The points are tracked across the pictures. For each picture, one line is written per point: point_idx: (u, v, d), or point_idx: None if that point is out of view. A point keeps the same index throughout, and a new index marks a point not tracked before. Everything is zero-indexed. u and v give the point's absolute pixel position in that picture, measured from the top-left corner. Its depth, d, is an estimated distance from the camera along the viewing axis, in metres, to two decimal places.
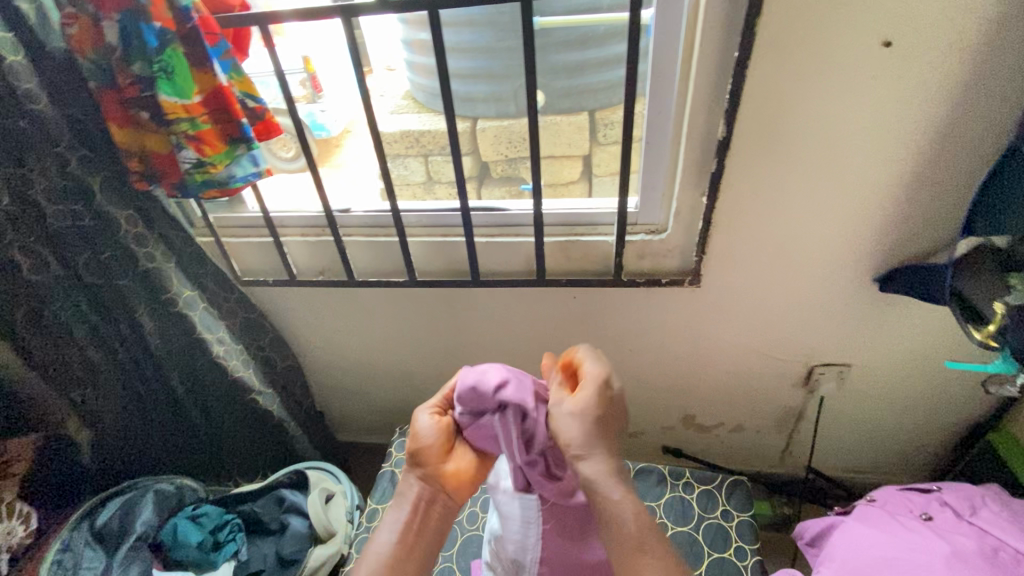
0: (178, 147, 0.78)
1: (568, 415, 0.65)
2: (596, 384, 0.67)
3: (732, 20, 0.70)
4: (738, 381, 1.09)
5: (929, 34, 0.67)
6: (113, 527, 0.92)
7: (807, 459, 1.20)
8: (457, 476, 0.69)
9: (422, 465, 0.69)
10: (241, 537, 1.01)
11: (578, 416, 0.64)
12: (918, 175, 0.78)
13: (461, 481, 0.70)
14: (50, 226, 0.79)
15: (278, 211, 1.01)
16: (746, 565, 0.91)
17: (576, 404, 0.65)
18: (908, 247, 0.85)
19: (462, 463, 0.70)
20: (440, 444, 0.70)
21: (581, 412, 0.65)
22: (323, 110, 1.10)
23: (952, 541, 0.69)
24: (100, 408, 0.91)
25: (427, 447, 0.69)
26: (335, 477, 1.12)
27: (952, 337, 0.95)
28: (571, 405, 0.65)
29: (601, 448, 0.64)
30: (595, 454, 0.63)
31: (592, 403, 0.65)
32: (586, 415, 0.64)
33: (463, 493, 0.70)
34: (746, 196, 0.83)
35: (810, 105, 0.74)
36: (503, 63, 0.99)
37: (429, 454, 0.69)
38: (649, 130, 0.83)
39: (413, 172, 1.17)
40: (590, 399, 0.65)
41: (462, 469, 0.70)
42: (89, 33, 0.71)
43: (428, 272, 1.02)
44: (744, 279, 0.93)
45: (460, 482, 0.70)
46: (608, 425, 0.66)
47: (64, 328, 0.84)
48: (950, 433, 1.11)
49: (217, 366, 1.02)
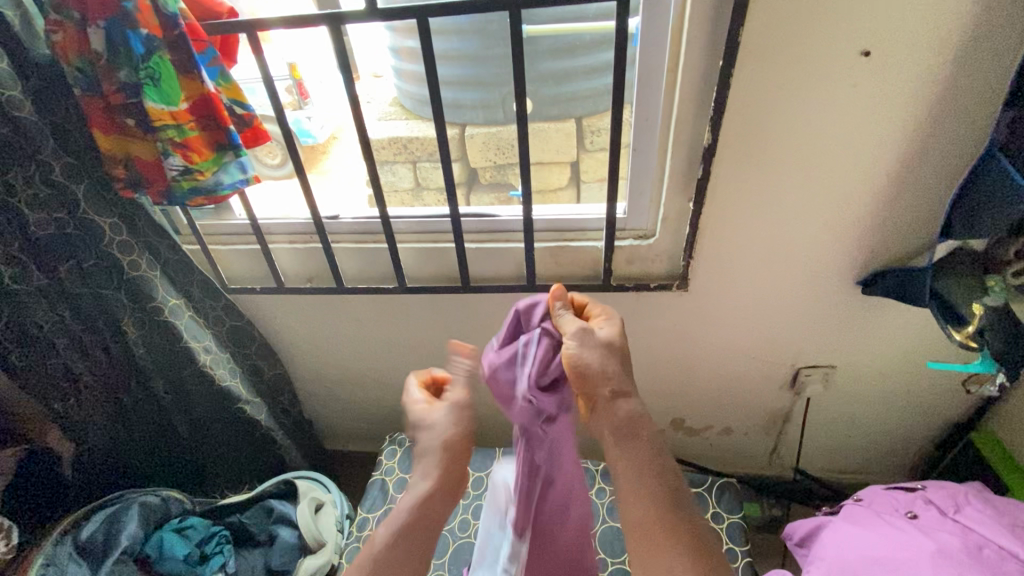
0: (164, 154, 0.76)
1: (598, 343, 0.60)
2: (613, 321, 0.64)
3: (716, 29, 0.72)
4: (726, 383, 1.10)
5: (906, 42, 0.68)
6: (97, 542, 0.89)
7: (794, 460, 1.22)
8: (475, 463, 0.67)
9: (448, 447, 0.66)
10: (228, 550, 0.99)
11: (605, 345, 0.61)
12: (898, 180, 0.80)
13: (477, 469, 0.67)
14: (33, 235, 0.78)
15: (266, 218, 1.00)
16: (737, 566, 0.92)
17: (600, 334, 0.62)
18: (890, 250, 0.87)
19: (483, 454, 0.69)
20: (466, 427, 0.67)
21: (609, 342, 0.61)
22: (309, 117, 1.09)
23: (937, 538, 0.71)
24: (84, 420, 0.90)
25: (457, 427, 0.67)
26: (325, 486, 1.09)
27: (933, 338, 0.97)
28: (600, 334, 0.61)
29: (631, 384, 0.61)
30: (631, 390, 0.60)
31: (614, 333, 0.62)
32: (615, 350, 0.61)
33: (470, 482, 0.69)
34: (733, 200, 0.84)
35: (793, 112, 0.75)
36: (492, 71, 1.00)
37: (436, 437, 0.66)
38: (637, 137, 0.84)
39: (402, 179, 1.18)
40: (613, 330, 0.63)
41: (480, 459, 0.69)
42: (75, 40, 0.70)
43: (417, 278, 1.02)
44: (731, 283, 0.94)
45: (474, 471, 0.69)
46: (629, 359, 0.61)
47: (48, 339, 0.83)
48: (933, 432, 1.13)
49: (203, 376, 0.99)
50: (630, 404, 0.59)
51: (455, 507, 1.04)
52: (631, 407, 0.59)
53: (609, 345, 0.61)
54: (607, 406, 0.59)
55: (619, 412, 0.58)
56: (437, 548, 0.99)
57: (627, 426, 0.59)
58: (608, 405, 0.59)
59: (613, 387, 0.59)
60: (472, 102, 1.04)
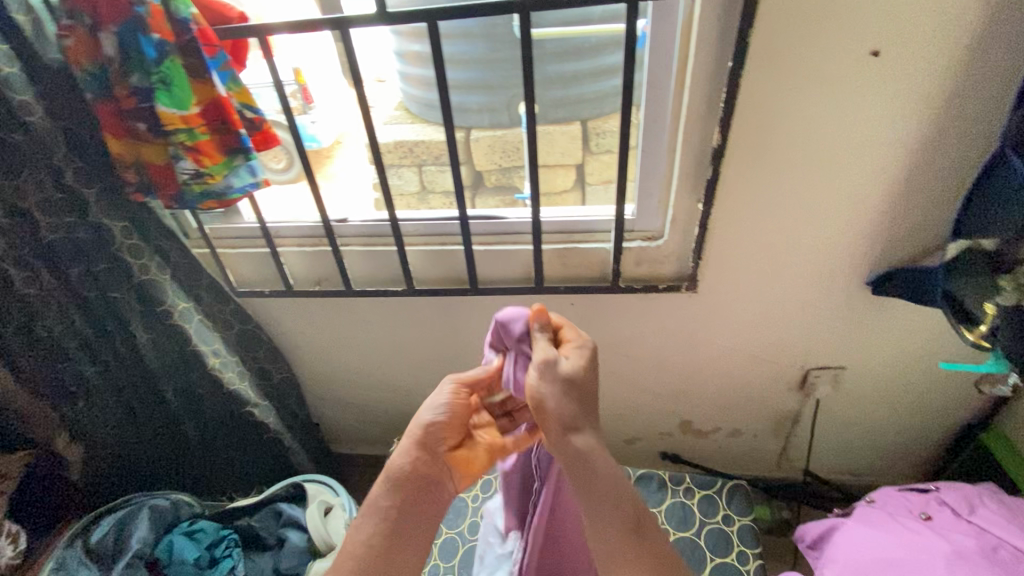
0: (176, 158, 0.77)
1: (559, 376, 0.61)
2: (586, 350, 0.65)
3: (724, 29, 0.72)
4: (734, 385, 1.09)
5: (915, 41, 0.69)
6: (108, 544, 0.90)
7: (804, 462, 1.21)
8: (468, 463, 0.68)
9: (430, 446, 0.67)
10: (238, 553, 0.98)
11: (565, 380, 0.61)
12: (908, 180, 0.80)
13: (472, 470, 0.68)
14: (44, 239, 0.79)
15: (275, 221, 1.00)
16: (749, 568, 0.92)
17: (565, 365, 0.63)
18: (900, 250, 0.87)
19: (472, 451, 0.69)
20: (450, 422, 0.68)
21: (571, 375, 0.62)
22: (314, 121, 1.09)
23: (952, 540, 0.70)
24: (92, 423, 0.90)
25: (437, 425, 0.67)
26: (334, 491, 1.07)
27: (944, 338, 0.96)
28: (563, 365, 0.62)
29: (589, 420, 0.61)
30: (586, 427, 0.60)
31: (579, 364, 0.63)
32: (577, 384, 0.62)
33: (461, 482, 0.69)
34: (742, 201, 0.84)
35: (801, 113, 0.75)
36: (499, 74, 1.00)
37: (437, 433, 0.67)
38: (646, 138, 0.84)
39: (407, 183, 1.16)
40: (579, 362, 0.63)
41: (471, 456, 0.69)
42: (86, 45, 0.71)
43: (425, 280, 1.02)
44: (740, 285, 0.94)
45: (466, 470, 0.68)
46: (589, 394, 0.62)
47: (58, 342, 0.84)
48: (944, 433, 1.12)
49: (216, 381, 1.00)
50: (582, 440, 0.59)
51: (464, 510, 1.04)
52: (584, 442, 0.59)
53: (569, 380, 0.61)
54: (560, 440, 0.60)
55: (571, 448, 0.59)
56: (447, 551, 0.98)
57: (578, 463, 0.59)
58: (561, 440, 0.60)
59: (563, 423, 0.60)
60: (477, 105, 1.05)
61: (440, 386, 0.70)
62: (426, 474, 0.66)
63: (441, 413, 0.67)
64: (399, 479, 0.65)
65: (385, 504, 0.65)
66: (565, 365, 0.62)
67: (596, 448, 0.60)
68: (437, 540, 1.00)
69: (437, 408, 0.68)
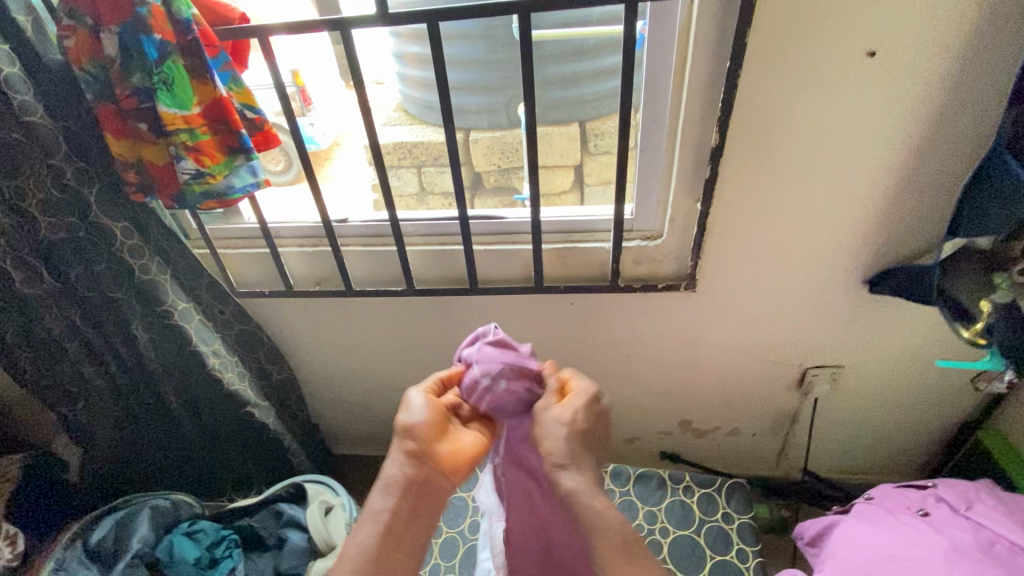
0: (177, 158, 0.77)
1: (552, 420, 0.64)
2: (586, 399, 0.66)
3: (722, 31, 0.73)
4: (732, 384, 1.10)
5: (911, 42, 0.69)
6: (108, 546, 0.90)
7: (802, 460, 1.22)
8: (455, 455, 0.66)
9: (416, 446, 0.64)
10: (238, 554, 0.98)
11: (555, 421, 0.64)
12: (904, 179, 0.80)
13: (462, 460, 0.66)
14: (44, 239, 0.78)
15: (275, 222, 1.01)
16: (748, 566, 0.92)
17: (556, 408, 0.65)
18: (897, 249, 0.87)
19: (460, 443, 0.67)
20: (432, 420, 0.66)
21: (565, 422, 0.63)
22: (312, 123, 1.12)
23: (950, 535, 0.71)
24: (91, 424, 0.91)
25: (417, 426, 0.65)
26: (334, 491, 1.08)
27: (940, 336, 0.97)
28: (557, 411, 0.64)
29: (584, 462, 0.62)
30: (577, 468, 0.62)
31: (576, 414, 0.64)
32: (573, 427, 0.63)
33: (458, 476, 0.66)
34: (740, 200, 0.85)
35: (798, 114, 0.76)
36: (499, 75, 1.01)
37: (420, 434, 0.65)
38: (645, 139, 0.85)
39: (406, 184, 1.18)
40: (575, 408, 0.65)
41: (459, 448, 0.66)
42: (87, 44, 0.71)
43: (425, 281, 1.03)
44: (738, 284, 0.95)
45: (458, 460, 0.66)
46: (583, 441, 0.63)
47: (58, 342, 0.84)
48: (940, 431, 1.13)
49: (213, 381, 0.99)
50: (570, 479, 0.61)
51: (464, 510, 1.04)
52: (573, 484, 0.60)
53: (558, 420, 0.63)
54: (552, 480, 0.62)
55: (561, 487, 0.61)
56: (447, 550, 0.99)
57: (570, 502, 0.60)
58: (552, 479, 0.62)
59: (554, 463, 0.62)
60: (477, 106, 1.05)
61: (411, 397, 0.68)
62: (418, 474, 0.63)
63: (422, 414, 0.66)
64: (394, 484, 0.63)
65: (379, 509, 0.62)
66: (555, 408, 0.65)
67: (585, 487, 0.60)
68: (437, 539, 1.00)
69: (414, 414, 0.66)
